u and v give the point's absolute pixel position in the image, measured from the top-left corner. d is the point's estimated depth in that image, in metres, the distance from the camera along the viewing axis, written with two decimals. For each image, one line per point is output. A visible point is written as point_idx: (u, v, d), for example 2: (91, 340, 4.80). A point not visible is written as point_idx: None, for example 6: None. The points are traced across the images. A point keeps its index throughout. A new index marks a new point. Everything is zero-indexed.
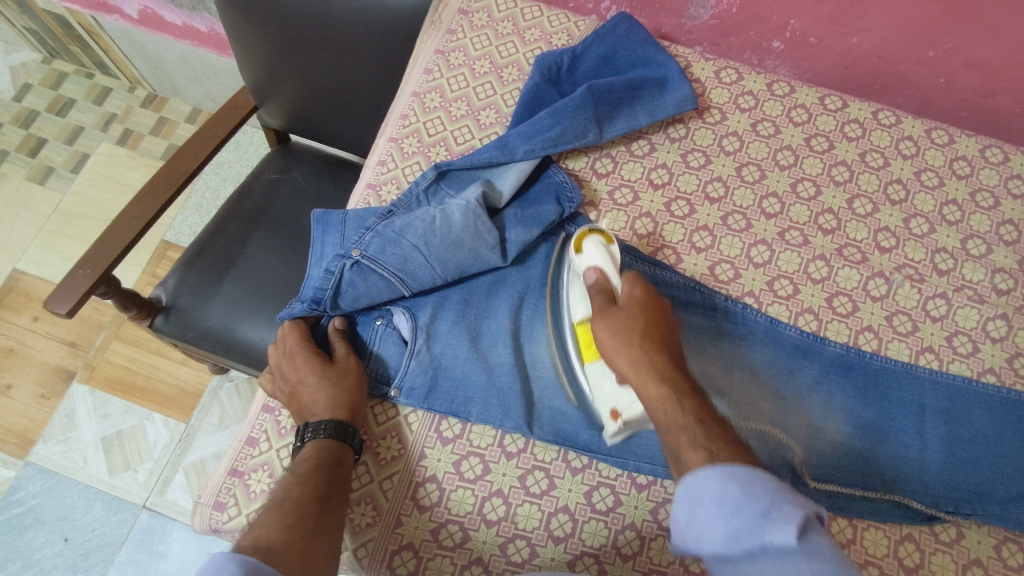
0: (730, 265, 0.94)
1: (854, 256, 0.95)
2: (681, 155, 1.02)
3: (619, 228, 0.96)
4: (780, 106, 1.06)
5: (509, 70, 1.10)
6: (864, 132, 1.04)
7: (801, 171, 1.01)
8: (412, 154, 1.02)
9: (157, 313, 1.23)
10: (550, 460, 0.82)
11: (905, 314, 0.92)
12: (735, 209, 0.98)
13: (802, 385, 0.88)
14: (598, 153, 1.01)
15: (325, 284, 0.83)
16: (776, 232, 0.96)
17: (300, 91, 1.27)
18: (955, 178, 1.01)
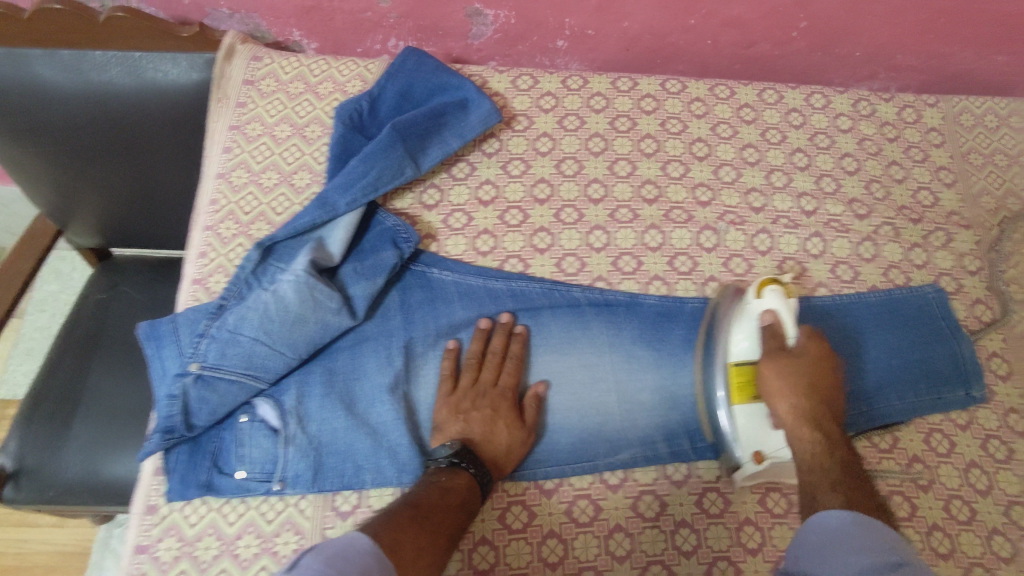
0: (575, 256, 0.98)
1: (680, 217, 1.02)
2: (502, 165, 1.04)
3: (462, 252, 0.98)
4: (579, 98, 1.10)
5: (312, 129, 1.05)
6: (659, 103, 1.10)
7: (613, 153, 1.06)
8: (232, 238, 0.97)
9: (4, 483, 1.09)
10: None
11: (738, 256, 1.00)
12: (565, 203, 1.02)
13: (675, 348, 0.94)
14: (422, 185, 1.02)
15: (173, 410, 0.82)
16: (606, 215, 1.01)
17: (101, 196, 1.17)
18: (745, 125, 1.09)
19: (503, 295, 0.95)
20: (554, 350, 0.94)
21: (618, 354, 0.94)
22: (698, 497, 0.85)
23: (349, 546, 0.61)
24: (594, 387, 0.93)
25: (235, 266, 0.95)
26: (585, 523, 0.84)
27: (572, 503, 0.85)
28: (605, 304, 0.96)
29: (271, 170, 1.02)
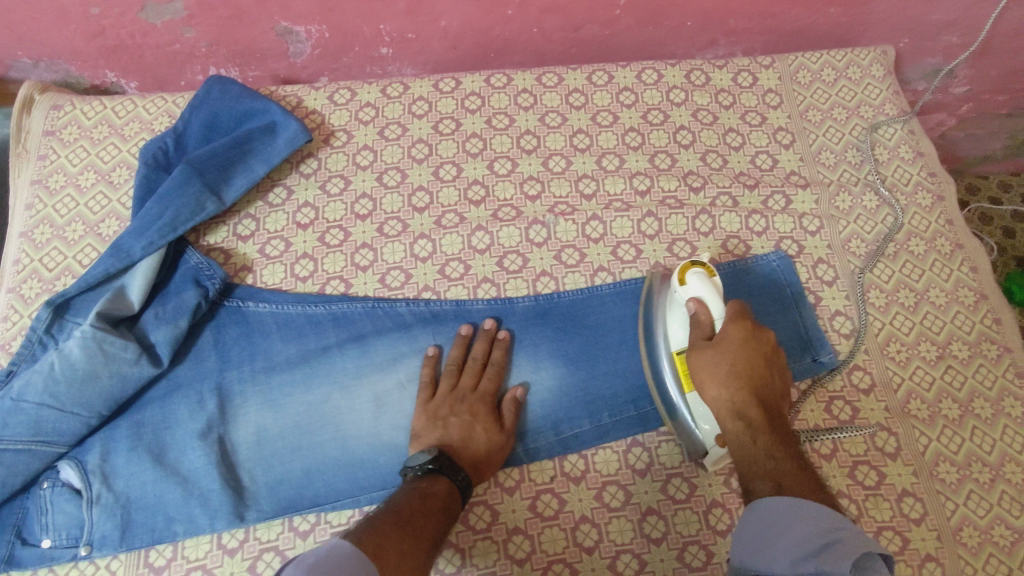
0: (674, 200, 0.86)
1: (781, 202, 0.88)
2: (590, 116, 0.91)
3: (545, 240, 0.83)
4: (659, 69, 0.95)
5: (342, 91, 0.90)
6: (755, 78, 0.96)
7: (700, 124, 0.92)
8: (296, 201, 0.83)
9: None
10: (556, 514, 0.70)
11: (859, 238, 0.87)
12: (657, 149, 0.90)
13: (769, 315, 0.81)
14: (494, 155, 0.88)
15: (138, 460, 0.67)
16: (709, 199, 0.87)
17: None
18: (837, 88, 0.96)
19: (603, 278, 0.82)
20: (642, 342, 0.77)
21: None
22: (846, 482, 0.74)
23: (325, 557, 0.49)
24: None
25: (298, 238, 0.81)
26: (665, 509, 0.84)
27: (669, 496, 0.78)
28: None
29: (336, 110, 0.89)
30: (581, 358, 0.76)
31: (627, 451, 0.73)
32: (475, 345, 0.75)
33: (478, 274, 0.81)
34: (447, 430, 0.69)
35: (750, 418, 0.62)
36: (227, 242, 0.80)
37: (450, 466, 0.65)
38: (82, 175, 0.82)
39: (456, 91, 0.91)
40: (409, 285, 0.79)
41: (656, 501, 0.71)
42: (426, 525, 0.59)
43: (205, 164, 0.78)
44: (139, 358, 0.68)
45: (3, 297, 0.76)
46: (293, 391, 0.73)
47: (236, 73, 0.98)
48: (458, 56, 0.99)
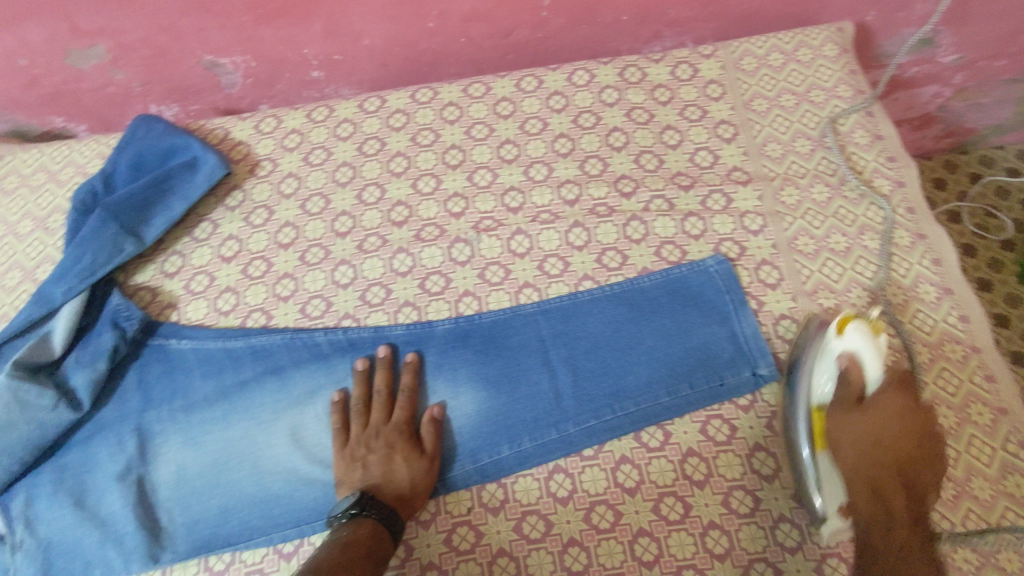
0: (604, 207, 0.83)
1: (719, 202, 0.83)
2: (518, 125, 0.88)
3: (468, 259, 0.81)
4: (592, 70, 0.92)
5: (269, 120, 0.90)
6: (694, 70, 0.92)
7: (634, 124, 0.88)
8: (220, 234, 0.83)
9: None
10: (472, 547, 0.67)
11: (807, 234, 0.80)
12: (588, 155, 0.86)
13: (704, 324, 0.76)
14: (418, 173, 0.86)
15: (59, 503, 0.69)
16: (641, 204, 0.83)
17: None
18: (785, 73, 0.90)
19: (529, 294, 0.79)
20: (563, 360, 0.75)
21: (661, 360, 0.75)
22: (789, 505, 0.68)
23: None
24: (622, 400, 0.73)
25: (221, 272, 0.81)
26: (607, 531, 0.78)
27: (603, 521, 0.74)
28: (646, 296, 0.78)
29: (262, 139, 0.89)
30: (500, 380, 0.75)
31: (549, 479, 0.70)
32: (378, 375, 0.74)
33: (399, 298, 0.79)
34: (368, 469, 0.68)
35: (879, 415, 0.66)
36: (154, 280, 0.81)
37: (372, 506, 0.64)
38: (20, 223, 0.85)
39: (381, 110, 0.90)
40: (329, 313, 0.79)
41: (579, 531, 0.68)
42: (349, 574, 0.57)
43: (123, 205, 0.79)
44: (59, 404, 0.70)
45: None
46: (212, 427, 0.73)
47: (176, 109, 0.99)
48: (392, 73, 0.98)
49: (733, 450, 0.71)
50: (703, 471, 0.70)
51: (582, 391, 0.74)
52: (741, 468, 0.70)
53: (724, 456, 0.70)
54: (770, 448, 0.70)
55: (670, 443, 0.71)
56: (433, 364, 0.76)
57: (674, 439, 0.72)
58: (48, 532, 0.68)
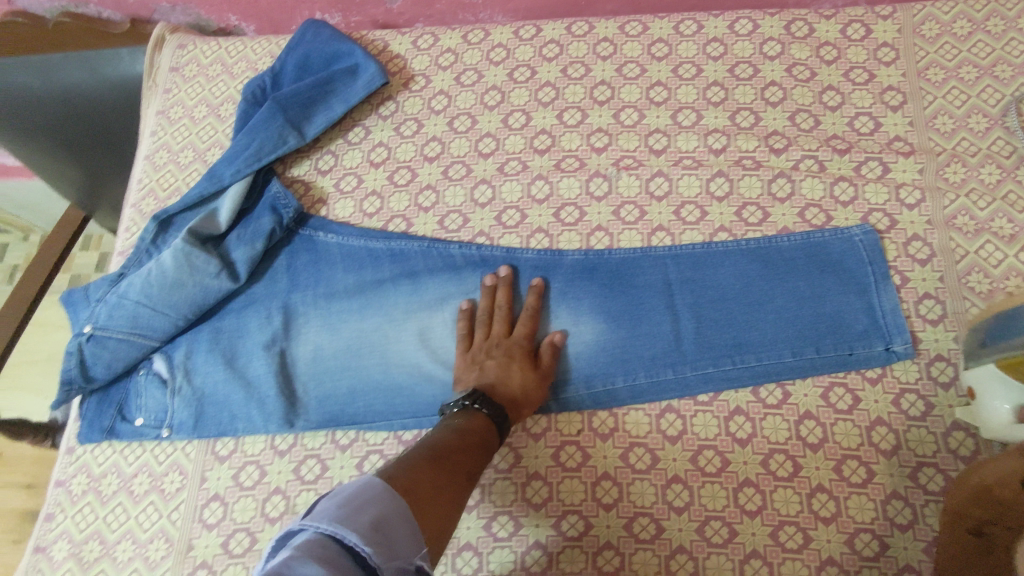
0: (750, 161, 0.81)
1: (874, 171, 0.79)
2: (671, 68, 0.87)
3: (605, 195, 0.81)
4: (756, 19, 0.88)
5: (426, 37, 0.93)
6: (868, 31, 0.87)
7: (794, 80, 0.85)
8: (372, 141, 0.87)
9: (56, 434, 1.27)
10: (578, 466, 0.71)
11: (968, 215, 0.76)
12: (741, 106, 0.84)
13: (840, 292, 0.74)
14: (564, 105, 0.87)
15: (214, 361, 0.76)
16: (790, 163, 0.80)
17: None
18: (969, 44, 0.84)
19: (661, 238, 0.79)
20: (689, 306, 0.75)
21: (790, 321, 0.74)
22: (904, 483, 0.67)
23: (359, 489, 0.47)
24: (744, 353, 0.73)
25: (369, 176, 0.86)
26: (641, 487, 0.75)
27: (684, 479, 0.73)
28: (783, 255, 0.76)
29: (418, 55, 0.91)
30: (623, 316, 0.76)
31: (660, 417, 0.72)
32: (503, 291, 0.76)
33: (534, 223, 0.81)
34: (484, 372, 0.71)
35: None
36: (309, 176, 0.86)
37: (483, 402, 0.66)
38: (196, 107, 0.92)
39: (536, 39, 0.91)
40: (466, 228, 0.82)
41: (684, 470, 0.69)
42: (461, 459, 0.59)
43: (290, 101, 0.84)
44: (222, 274, 0.77)
45: (128, 212, 0.89)
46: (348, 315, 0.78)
47: (338, 18, 1.02)
48: (548, 3, 0.97)
49: (852, 421, 0.70)
50: (819, 434, 0.69)
51: (704, 339, 0.74)
52: (859, 439, 0.69)
53: (842, 425, 0.69)
54: (892, 425, 0.69)
55: (788, 402, 0.71)
56: (559, 291, 0.77)
57: (793, 400, 0.71)
58: (205, 384, 0.76)
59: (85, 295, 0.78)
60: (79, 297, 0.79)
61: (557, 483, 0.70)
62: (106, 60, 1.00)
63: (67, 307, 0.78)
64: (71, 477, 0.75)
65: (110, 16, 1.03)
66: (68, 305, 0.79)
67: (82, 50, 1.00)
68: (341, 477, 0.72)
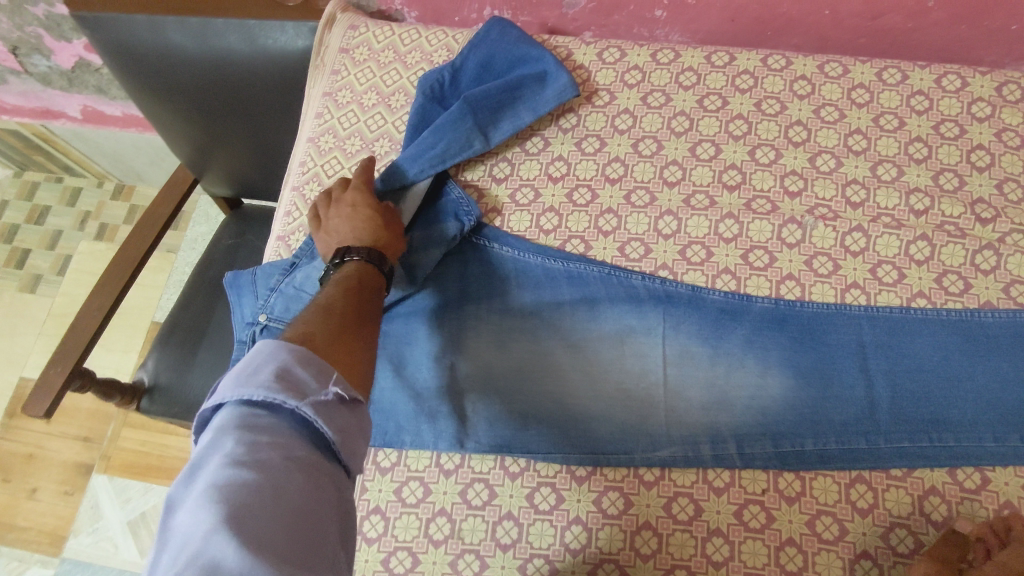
0: (954, 227, 0.77)
1: None
2: (873, 117, 0.83)
3: (797, 243, 0.78)
4: (965, 77, 0.84)
5: (611, 51, 0.89)
6: None
7: (1004, 146, 0.80)
8: (551, 154, 0.84)
9: (142, 396, 1.19)
10: (763, 527, 0.68)
11: None
12: (944, 167, 0.80)
13: None
14: (756, 141, 0.83)
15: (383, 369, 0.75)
16: (996, 235, 0.77)
17: (257, 171, 1.22)
18: None
19: (856, 295, 0.76)
20: (885, 374, 0.72)
21: (991, 403, 0.70)
22: None
23: (252, 355, 0.47)
24: (940, 431, 0.69)
25: (546, 189, 0.82)
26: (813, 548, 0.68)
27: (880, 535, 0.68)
28: (987, 332, 0.72)
29: (603, 69, 0.88)
30: (811, 373, 0.72)
31: (850, 487, 0.69)
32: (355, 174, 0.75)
33: (720, 263, 0.77)
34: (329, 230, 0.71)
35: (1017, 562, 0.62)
36: (483, 181, 0.83)
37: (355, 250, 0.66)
38: (366, 94, 0.89)
39: (728, 68, 0.87)
40: (648, 259, 0.78)
41: (874, 547, 0.67)
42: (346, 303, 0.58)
43: (480, 102, 0.81)
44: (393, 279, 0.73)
45: (289, 195, 0.86)
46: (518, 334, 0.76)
47: (507, 16, 0.97)
48: (734, 29, 0.92)
49: None
50: None
51: (899, 410, 0.70)
52: None
53: None
54: None
55: (987, 489, 0.68)
56: (744, 339, 0.74)
57: (993, 487, 0.68)
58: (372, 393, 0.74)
59: (250, 279, 0.77)
60: (244, 279, 0.77)
61: (740, 542, 0.67)
62: (265, 29, 0.96)
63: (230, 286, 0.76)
64: None
65: None
66: (232, 285, 0.77)
67: (247, 18, 0.95)
68: (510, 506, 0.70)
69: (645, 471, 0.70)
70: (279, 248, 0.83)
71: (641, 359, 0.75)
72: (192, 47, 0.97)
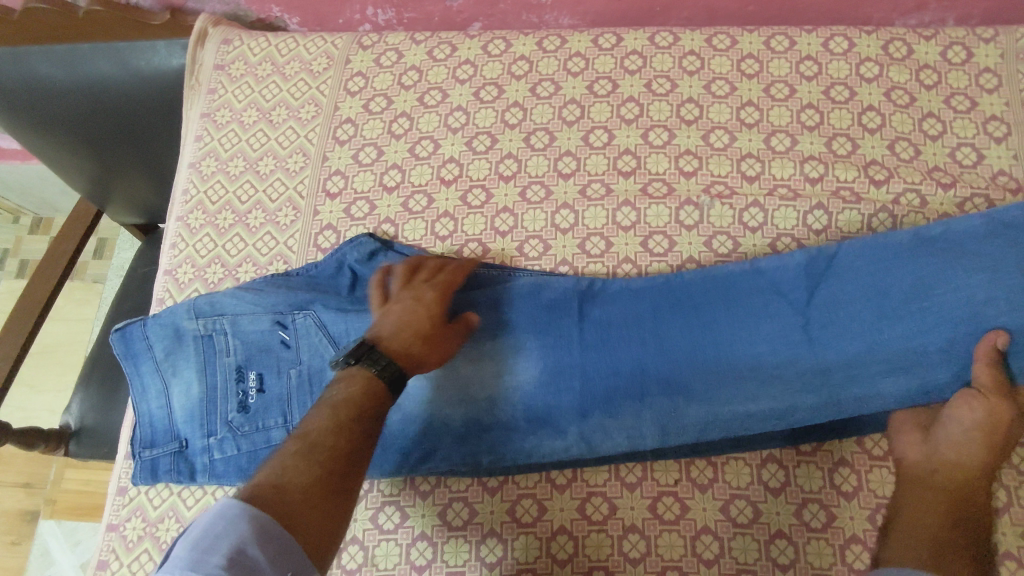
0: (849, 192, 0.77)
1: (979, 208, 0.75)
2: (764, 87, 0.82)
3: (696, 224, 0.76)
4: (852, 39, 0.83)
5: (496, 43, 0.86)
6: (970, 54, 0.81)
7: (892, 107, 0.80)
8: (444, 155, 0.81)
9: (69, 439, 1.11)
10: (676, 519, 0.67)
11: None
12: (836, 132, 0.79)
13: None
14: (649, 123, 0.81)
15: (285, 412, 0.71)
16: (890, 197, 0.76)
17: (164, 197, 1.15)
18: None
19: None
20: None
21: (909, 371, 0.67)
22: (1017, 543, 0.64)
23: (212, 523, 0.46)
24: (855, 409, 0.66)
25: (439, 194, 0.80)
26: (743, 522, 0.67)
27: (800, 505, 0.67)
28: None
29: (489, 61, 0.85)
30: (715, 335, 0.66)
31: (761, 467, 0.68)
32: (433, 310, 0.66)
33: (620, 252, 0.76)
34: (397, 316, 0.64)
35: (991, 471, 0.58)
36: (372, 192, 0.80)
37: (371, 359, 0.60)
38: (245, 111, 0.86)
39: (617, 49, 0.85)
40: (547, 256, 0.77)
41: (787, 525, 0.66)
42: (334, 443, 0.54)
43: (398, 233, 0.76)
44: (295, 342, 0.73)
45: (173, 226, 0.83)
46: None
47: (392, 14, 0.93)
48: (622, 8, 0.90)
49: None
50: None
51: None
52: None
53: None
54: (1003, 481, 0.66)
55: None
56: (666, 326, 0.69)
57: None
58: (278, 436, 0.71)
59: (142, 336, 0.75)
60: (135, 334, 0.75)
61: (654, 536, 0.67)
62: (137, 52, 0.91)
63: (121, 350, 0.74)
64: (125, 522, 0.73)
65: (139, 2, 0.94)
66: (124, 347, 0.75)
67: (115, 41, 0.90)
68: (423, 526, 0.69)
69: (557, 474, 0.70)
70: (168, 282, 0.80)
71: (549, 353, 0.68)
72: (64, 77, 0.92)
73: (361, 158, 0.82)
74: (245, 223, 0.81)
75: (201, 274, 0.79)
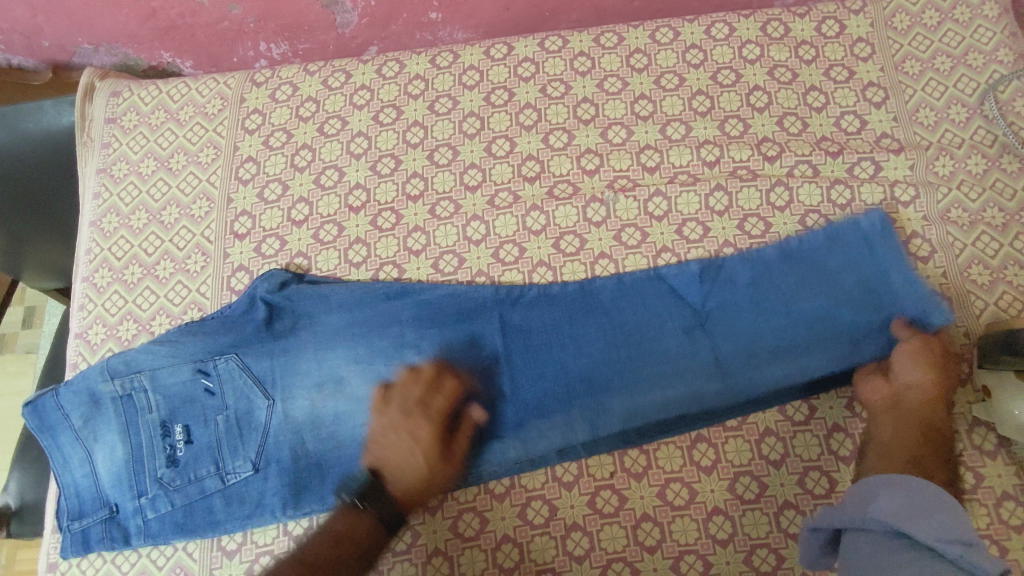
0: (746, 171, 0.79)
1: (867, 171, 0.78)
2: (654, 79, 0.84)
3: (603, 220, 0.78)
4: (732, 23, 0.86)
5: (391, 65, 0.87)
6: (842, 26, 0.85)
7: (776, 84, 0.83)
8: (351, 182, 0.81)
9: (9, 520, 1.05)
10: (615, 510, 0.68)
11: (961, 206, 0.76)
12: (728, 115, 0.82)
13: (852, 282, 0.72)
14: (549, 126, 0.83)
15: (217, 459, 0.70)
16: (784, 170, 0.79)
17: None
18: (936, 33, 0.84)
19: (667, 259, 0.76)
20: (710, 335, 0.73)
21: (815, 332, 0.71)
22: None
23: None
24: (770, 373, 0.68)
25: (350, 221, 0.79)
26: (681, 504, 0.68)
27: (732, 479, 0.68)
28: None
29: (385, 84, 0.85)
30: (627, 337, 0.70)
31: (692, 448, 0.70)
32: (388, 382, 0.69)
33: (533, 257, 0.77)
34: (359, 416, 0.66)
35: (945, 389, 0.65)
36: (282, 228, 0.80)
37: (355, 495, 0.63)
38: (142, 162, 0.84)
39: (509, 58, 0.86)
40: (463, 269, 0.77)
41: (723, 500, 0.68)
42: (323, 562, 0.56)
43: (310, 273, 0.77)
44: (219, 388, 0.71)
45: (79, 287, 0.81)
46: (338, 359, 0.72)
47: (285, 47, 0.92)
48: (512, 17, 0.91)
49: None
50: (848, 446, 0.68)
51: None
52: None
53: None
54: None
55: (815, 417, 0.70)
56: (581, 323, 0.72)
57: (819, 414, 0.70)
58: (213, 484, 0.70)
59: (56, 407, 0.72)
60: (48, 406, 0.72)
61: (597, 530, 0.68)
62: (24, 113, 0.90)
63: (34, 424, 0.71)
64: None
65: (21, 63, 0.94)
66: (36, 420, 0.72)
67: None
68: None
69: (496, 484, 0.70)
70: (79, 346, 0.78)
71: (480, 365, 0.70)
72: None
73: (266, 196, 0.81)
74: (154, 275, 0.79)
75: (114, 332, 0.77)
